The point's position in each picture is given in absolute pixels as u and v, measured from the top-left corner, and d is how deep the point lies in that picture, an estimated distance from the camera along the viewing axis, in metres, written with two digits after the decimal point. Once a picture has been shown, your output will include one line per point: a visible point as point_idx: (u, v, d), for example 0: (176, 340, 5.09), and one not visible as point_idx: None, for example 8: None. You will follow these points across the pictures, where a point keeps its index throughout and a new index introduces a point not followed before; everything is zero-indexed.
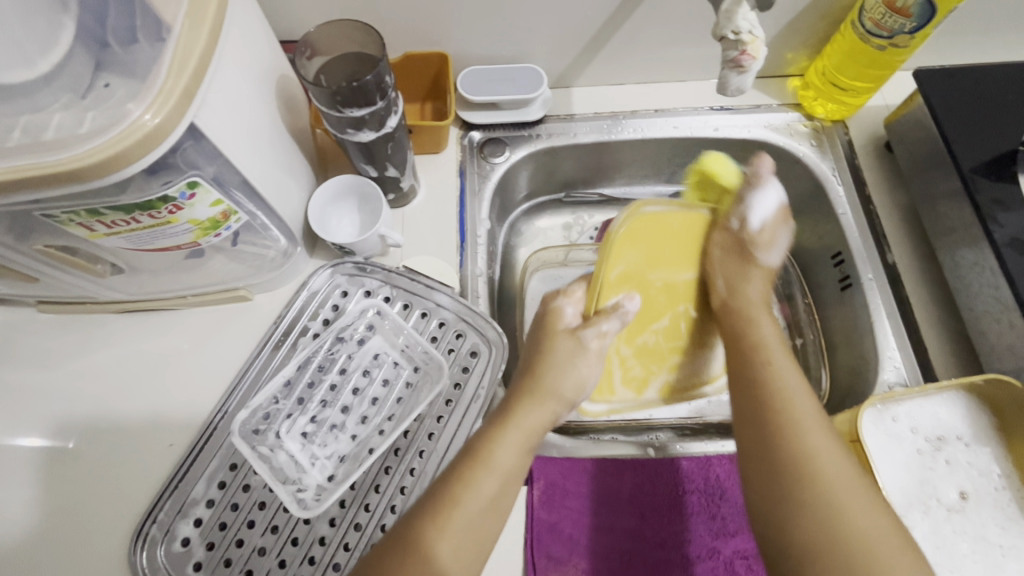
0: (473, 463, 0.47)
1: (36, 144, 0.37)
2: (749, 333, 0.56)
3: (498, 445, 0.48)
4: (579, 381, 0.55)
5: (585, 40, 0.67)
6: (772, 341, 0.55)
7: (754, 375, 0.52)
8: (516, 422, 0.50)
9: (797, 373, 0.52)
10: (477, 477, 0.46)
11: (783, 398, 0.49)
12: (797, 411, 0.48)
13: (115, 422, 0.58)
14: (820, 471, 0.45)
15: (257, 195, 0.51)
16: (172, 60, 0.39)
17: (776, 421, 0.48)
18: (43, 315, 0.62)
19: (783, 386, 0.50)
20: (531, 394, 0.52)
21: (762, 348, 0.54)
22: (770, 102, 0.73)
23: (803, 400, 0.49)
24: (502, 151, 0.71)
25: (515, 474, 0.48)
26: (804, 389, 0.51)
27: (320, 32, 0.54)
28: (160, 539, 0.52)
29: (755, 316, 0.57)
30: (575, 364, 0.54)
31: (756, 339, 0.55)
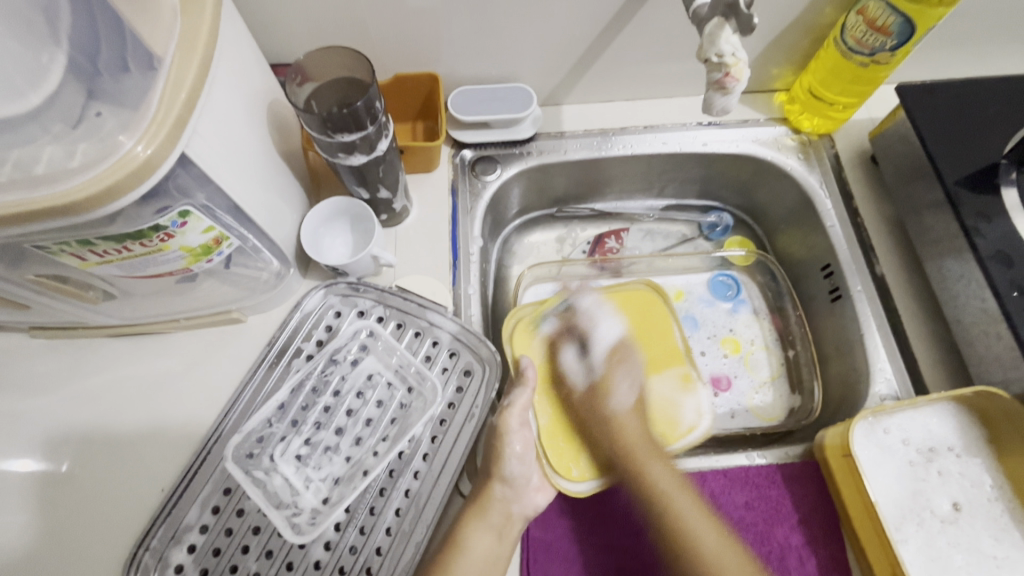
0: (448, 557, 0.48)
1: (28, 178, 0.37)
2: (619, 436, 0.56)
3: (471, 534, 0.49)
4: (511, 461, 0.52)
5: (573, 59, 0.68)
6: (637, 442, 0.56)
7: (641, 487, 0.52)
8: (487, 510, 0.51)
9: (662, 461, 0.54)
10: (452, 568, 0.47)
11: (655, 494, 0.51)
12: (678, 512, 0.50)
13: (107, 446, 0.58)
14: (708, 551, 0.48)
15: (248, 220, 0.52)
16: (163, 91, 0.40)
17: (659, 510, 0.51)
18: (36, 340, 0.62)
19: (649, 479, 0.52)
20: (489, 480, 0.52)
21: (633, 459, 0.54)
22: (758, 117, 0.74)
23: (676, 493, 0.51)
24: (493, 169, 0.72)
25: (490, 560, 0.49)
26: (694, 505, 0.51)
27: (310, 59, 0.55)
28: (154, 567, 0.52)
29: (621, 418, 0.58)
30: (506, 443, 0.52)
31: (624, 441, 0.55)
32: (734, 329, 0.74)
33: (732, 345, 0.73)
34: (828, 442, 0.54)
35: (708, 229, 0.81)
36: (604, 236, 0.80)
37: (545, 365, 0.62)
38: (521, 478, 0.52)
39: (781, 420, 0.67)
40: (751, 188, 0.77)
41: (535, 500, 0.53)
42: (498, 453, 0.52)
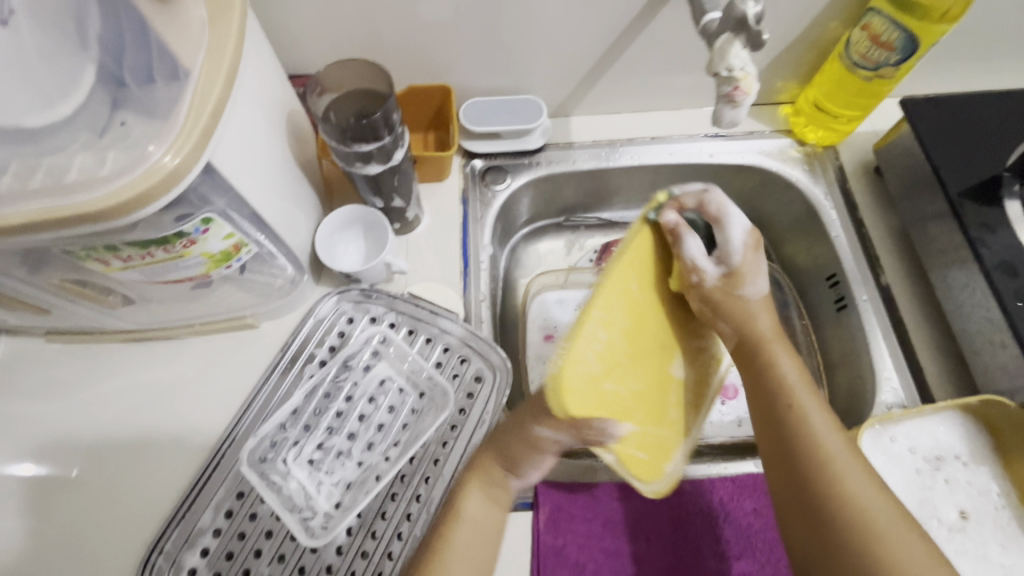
0: (448, 526, 0.45)
1: (58, 185, 0.38)
2: (752, 327, 0.49)
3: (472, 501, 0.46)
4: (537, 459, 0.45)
5: (583, 71, 0.70)
6: (772, 332, 0.49)
7: (765, 377, 0.47)
8: (488, 473, 0.46)
9: (792, 356, 0.48)
10: (453, 539, 0.44)
11: (775, 383, 0.47)
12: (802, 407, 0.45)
13: (123, 450, 0.58)
14: (832, 460, 0.42)
15: (266, 227, 0.53)
16: (191, 102, 0.41)
17: (781, 408, 0.45)
18: (52, 345, 0.63)
19: (781, 370, 0.47)
20: (497, 453, 0.46)
21: (765, 348, 0.48)
22: (763, 129, 0.75)
23: (801, 388, 0.46)
24: (503, 178, 0.73)
25: (489, 527, 0.45)
26: (821, 408, 0.45)
27: (329, 71, 0.56)
28: (167, 570, 0.52)
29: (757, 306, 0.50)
30: (540, 454, 0.45)
31: (757, 329, 0.49)
32: None
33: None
34: None
35: None
36: (610, 244, 0.79)
37: (600, 368, 0.43)
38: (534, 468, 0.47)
39: None
40: (757, 198, 0.78)
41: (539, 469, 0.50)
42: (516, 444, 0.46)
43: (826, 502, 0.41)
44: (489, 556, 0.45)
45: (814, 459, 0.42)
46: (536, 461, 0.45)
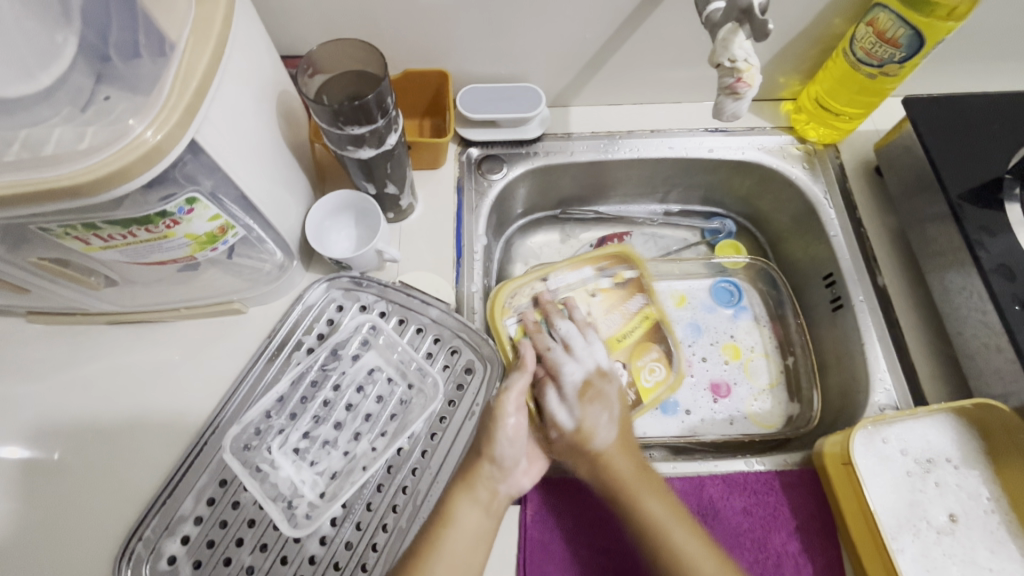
0: (436, 530, 0.49)
1: (36, 159, 0.37)
2: (607, 474, 0.53)
3: (458, 506, 0.50)
4: (502, 441, 0.52)
5: (583, 60, 0.68)
6: (628, 475, 0.53)
7: (610, 482, 0.53)
8: (475, 484, 0.51)
9: (658, 494, 0.52)
10: (441, 541, 0.48)
11: (645, 531, 0.50)
12: (674, 545, 0.49)
13: (105, 434, 0.57)
14: (679, 554, 0.49)
15: (254, 211, 0.51)
16: (175, 77, 0.39)
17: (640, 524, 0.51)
18: (34, 325, 0.62)
19: (645, 512, 0.51)
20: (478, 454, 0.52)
21: (629, 490, 0.52)
22: (764, 125, 0.74)
23: (674, 525, 0.50)
24: (500, 168, 0.72)
25: (477, 533, 0.49)
26: (665, 504, 0.51)
27: (322, 51, 0.54)
28: (146, 557, 0.51)
29: (608, 455, 0.55)
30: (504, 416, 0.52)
31: (617, 474, 0.53)
32: (735, 335, 0.74)
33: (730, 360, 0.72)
34: (827, 449, 0.54)
35: (710, 235, 0.81)
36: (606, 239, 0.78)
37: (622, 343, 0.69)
38: (510, 461, 0.52)
39: (780, 427, 0.67)
40: (756, 195, 0.77)
41: (520, 484, 0.53)
42: (489, 432, 0.52)
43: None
44: (476, 562, 0.48)
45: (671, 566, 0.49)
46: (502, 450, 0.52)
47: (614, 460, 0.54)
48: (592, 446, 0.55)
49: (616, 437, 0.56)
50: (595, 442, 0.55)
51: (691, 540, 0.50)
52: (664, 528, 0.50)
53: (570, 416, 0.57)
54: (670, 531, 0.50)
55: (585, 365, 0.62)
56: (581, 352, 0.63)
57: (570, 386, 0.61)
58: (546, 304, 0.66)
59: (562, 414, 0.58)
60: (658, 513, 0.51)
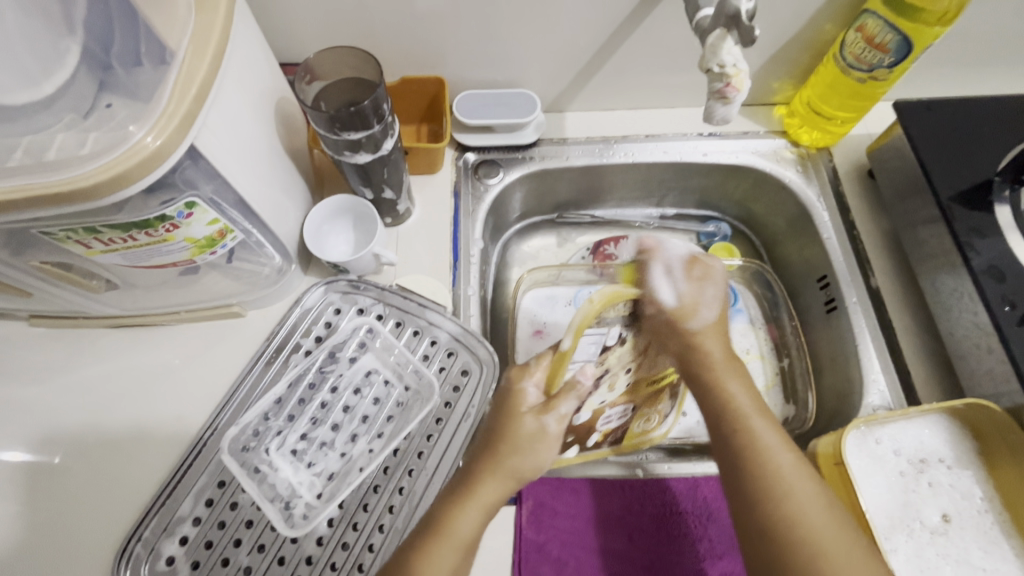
0: (432, 544, 0.44)
1: (38, 165, 0.38)
2: (698, 355, 0.50)
3: (457, 522, 0.45)
4: (530, 458, 0.47)
5: (578, 66, 0.69)
6: (718, 359, 0.49)
7: (719, 401, 0.47)
8: (477, 495, 0.46)
9: (740, 378, 0.49)
10: (435, 558, 0.43)
11: (726, 410, 0.47)
12: (758, 434, 0.45)
13: (105, 436, 0.58)
14: (778, 470, 0.44)
15: (253, 215, 0.52)
16: (174, 85, 0.40)
17: (732, 424, 0.46)
18: (37, 329, 0.63)
19: (727, 394, 0.47)
20: (492, 471, 0.46)
21: (714, 370, 0.49)
22: (757, 129, 0.75)
23: (753, 414, 0.46)
24: (496, 172, 0.73)
25: (470, 545, 0.45)
26: (769, 426, 0.46)
27: (319, 59, 0.55)
28: (145, 558, 0.51)
29: (703, 334, 0.51)
30: (537, 446, 0.47)
31: (709, 359, 0.49)
32: (731, 337, 0.74)
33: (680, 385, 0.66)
34: (821, 450, 0.54)
35: (705, 239, 0.81)
36: (602, 243, 0.77)
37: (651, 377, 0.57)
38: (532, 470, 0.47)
39: None
40: (750, 199, 0.78)
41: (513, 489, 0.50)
42: (515, 447, 0.46)
43: (759, 492, 0.43)
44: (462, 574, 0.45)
45: (751, 466, 0.44)
46: (519, 465, 0.47)
47: (704, 338, 0.50)
48: (690, 326, 0.51)
49: (717, 317, 0.52)
50: (690, 322, 0.51)
51: (794, 466, 0.44)
52: (764, 453, 0.44)
53: None
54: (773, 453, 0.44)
55: (603, 394, 0.53)
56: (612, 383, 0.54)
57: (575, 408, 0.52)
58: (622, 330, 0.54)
59: None
60: (739, 395, 0.47)
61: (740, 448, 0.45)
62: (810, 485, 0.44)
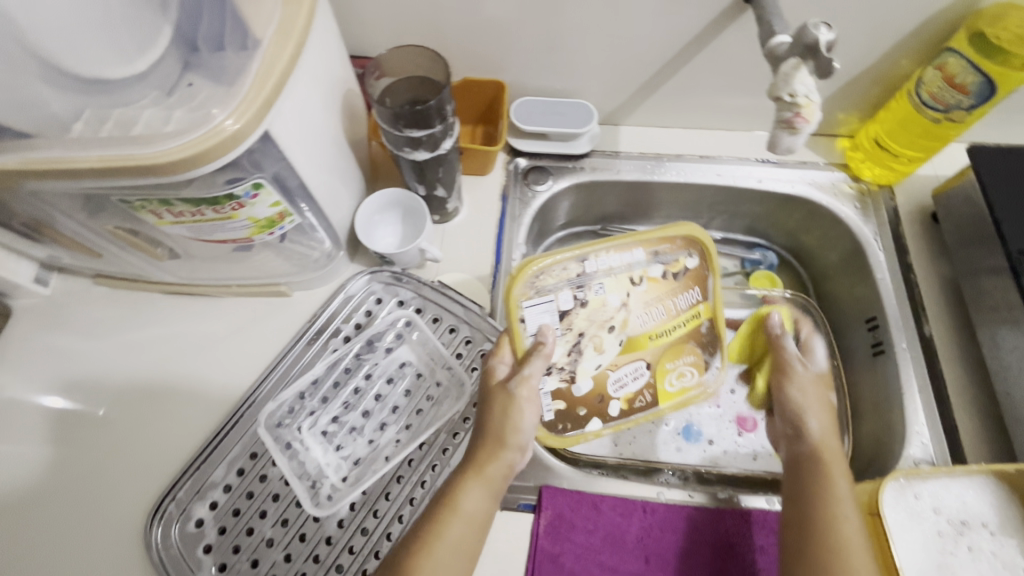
0: (442, 516, 0.46)
1: (126, 137, 0.40)
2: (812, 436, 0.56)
3: (466, 497, 0.47)
4: (525, 429, 0.50)
5: (639, 82, 0.69)
6: (830, 448, 0.55)
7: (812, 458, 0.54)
8: (486, 468, 0.49)
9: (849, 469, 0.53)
10: (446, 527, 0.46)
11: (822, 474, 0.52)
12: (835, 489, 0.50)
13: (152, 395, 0.61)
14: (843, 525, 0.48)
15: (311, 201, 0.54)
16: (257, 71, 0.42)
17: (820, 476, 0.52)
18: (98, 287, 0.66)
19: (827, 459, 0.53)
20: (495, 446, 0.49)
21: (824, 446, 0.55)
22: (817, 160, 0.73)
23: (845, 480, 0.51)
24: (545, 179, 0.73)
25: (479, 519, 0.47)
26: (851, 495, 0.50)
27: (390, 56, 0.57)
28: (176, 518, 0.54)
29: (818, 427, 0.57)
30: (515, 416, 0.50)
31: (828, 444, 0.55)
32: None
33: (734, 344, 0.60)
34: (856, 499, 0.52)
35: (751, 266, 0.79)
36: None
37: (671, 350, 0.56)
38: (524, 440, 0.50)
39: None
40: (802, 230, 0.76)
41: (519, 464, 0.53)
42: (502, 419, 0.49)
43: (814, 527, 0.48)
44: (475, 548, 0.47)
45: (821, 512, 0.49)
46: (516, 436, 0.49)
47: (832, 445, 0.55)
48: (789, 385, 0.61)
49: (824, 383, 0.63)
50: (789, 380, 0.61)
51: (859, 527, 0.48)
52: (839, 503, 0.49)
53: (555, 408, 0.55)
54: (841, 502, 0.49)
55: (594, 357, 0.54)
56: (596, 346, 0.54)
57: (569, 378, 0.54)
58: (573, 292, 0.53)
59: (552, 406, 0.54)
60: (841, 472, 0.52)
61: (812, 491, 0.51)
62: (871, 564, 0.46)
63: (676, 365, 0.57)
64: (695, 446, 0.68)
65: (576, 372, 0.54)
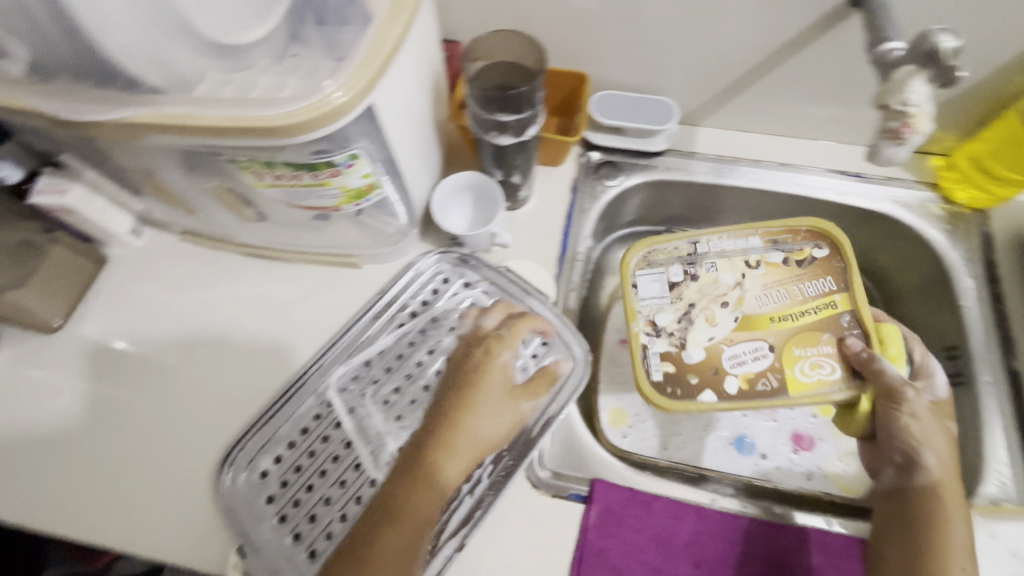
0: (389, 526, 0.43)
1: (244, 100, 0.42)
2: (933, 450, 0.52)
3: (412, 505, 0.45)
4: (475, 427, 0.50)
5: (726, 82, 0.68)
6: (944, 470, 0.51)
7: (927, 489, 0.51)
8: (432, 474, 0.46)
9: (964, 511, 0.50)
10: (391, 539, 0.43)
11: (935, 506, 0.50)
12: (946, 524, 0.49)
13: (227, 350, 0.64)
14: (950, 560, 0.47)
15: (397, 177, 0.56)
16: (369, 46, 0.43)
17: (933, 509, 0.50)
18: (184, 244, 0.70)
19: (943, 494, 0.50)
20: (440, 449, 0.48)
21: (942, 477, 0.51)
22: (906, 177, 0.70)
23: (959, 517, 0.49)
24: (616, 175, 0.73)
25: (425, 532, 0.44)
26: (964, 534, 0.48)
27: (486, 40, 0.58)
28: (243, 467, 0.57)
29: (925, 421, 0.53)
30: (494, 420, 0.51)
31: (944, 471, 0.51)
32: None
33: (890, 354, 0.57)
34: None
35: None
36: None
37: (800, 334, 0.56)
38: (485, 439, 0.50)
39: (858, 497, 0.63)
40: (880, 249, 0.73)
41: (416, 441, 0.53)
42: (455, 420, 0.49)
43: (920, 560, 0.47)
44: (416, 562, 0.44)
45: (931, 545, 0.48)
46: (468, 438, 0.49)
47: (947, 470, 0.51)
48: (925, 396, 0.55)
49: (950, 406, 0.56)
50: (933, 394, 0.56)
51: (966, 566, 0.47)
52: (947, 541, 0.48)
53: (663, 369, 0.56)
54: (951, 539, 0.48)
55: (706, 329, 0.58)
56: (707, 317, 0.59)
57: (679, 342, 0.57)
58: (684, 268, 0.62)
59: (660, 367, 0.57)
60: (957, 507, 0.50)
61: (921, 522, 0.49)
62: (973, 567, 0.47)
63: (808, 354, 0.55)
64: (748, 459, 0.67)
65: (687, 339, 0.58)
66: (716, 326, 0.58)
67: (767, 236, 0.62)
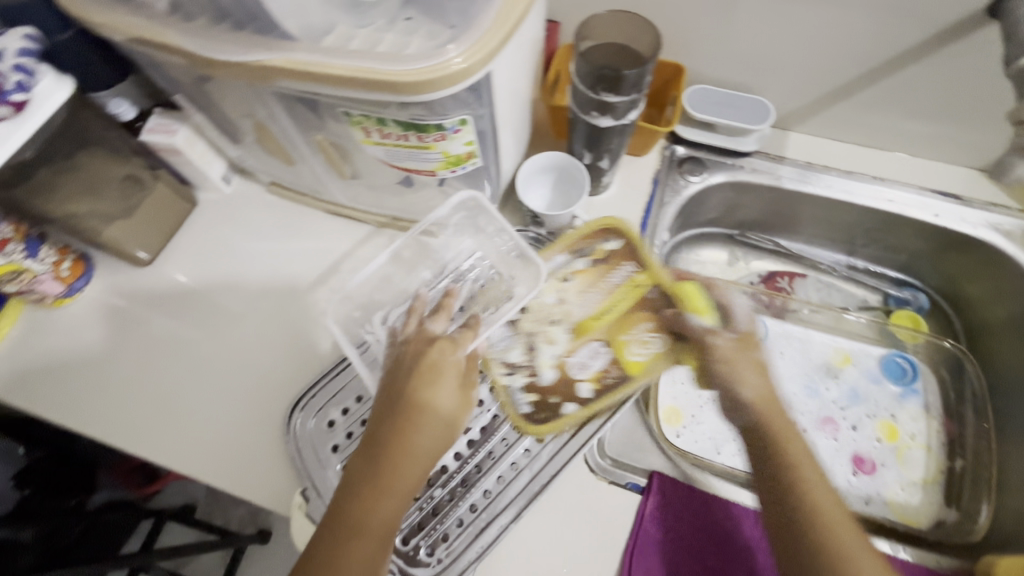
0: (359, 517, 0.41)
1: (372, 53, 0.42)
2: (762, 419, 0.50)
3: (369, 497, 0.42)
4: (439, 404, 0.45)
5: (832, 86, 0.65)
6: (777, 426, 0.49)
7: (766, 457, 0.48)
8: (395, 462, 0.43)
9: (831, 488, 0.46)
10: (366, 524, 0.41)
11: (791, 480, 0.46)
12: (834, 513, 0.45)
13: (302, 301, 0.66)
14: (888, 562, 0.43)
15: (492, 148, 0.56)
16: (497, 12, 0.43)
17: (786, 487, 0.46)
18: (271, 196, 0.73)
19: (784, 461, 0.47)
20: (402, 433, 0.43)
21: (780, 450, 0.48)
22: (1010, 205, 0.66)
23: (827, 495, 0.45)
24: (701, 171, 0.71)
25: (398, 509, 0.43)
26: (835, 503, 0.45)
27: (599, 19, 0.57)
28: (313, 414, 0.59)
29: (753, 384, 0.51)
30: (442, 396, 0.45)
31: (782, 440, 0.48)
32: (897, 416, 0.68)
33: (697, 306, 0.60)
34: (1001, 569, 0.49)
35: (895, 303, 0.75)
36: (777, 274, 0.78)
37: (619, 324, 0.61)
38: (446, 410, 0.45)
39: (925, 528, 0.61)
40: (970, 277, 0.70)
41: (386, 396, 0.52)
42: (414, 403, 0.44)
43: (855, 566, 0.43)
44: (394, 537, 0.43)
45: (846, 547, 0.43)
46: (421, 420, 0.44)
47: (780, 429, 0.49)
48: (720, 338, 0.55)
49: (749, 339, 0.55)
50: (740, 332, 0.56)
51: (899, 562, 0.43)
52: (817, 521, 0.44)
53: (528, 400, 0.58)
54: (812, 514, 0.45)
55: (550, 350, 0.60)
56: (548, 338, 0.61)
57: (531, 369, 0.59)
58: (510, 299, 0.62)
59: (524, 399, 0.58)
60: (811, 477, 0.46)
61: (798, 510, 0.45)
62: (863, 535, 0.44)
63: (634, 336, 0.61)
64: None
65: (539, 365, 0.59)
66: (560, 342, 0.61)
67: (568, 249, 0.63)
